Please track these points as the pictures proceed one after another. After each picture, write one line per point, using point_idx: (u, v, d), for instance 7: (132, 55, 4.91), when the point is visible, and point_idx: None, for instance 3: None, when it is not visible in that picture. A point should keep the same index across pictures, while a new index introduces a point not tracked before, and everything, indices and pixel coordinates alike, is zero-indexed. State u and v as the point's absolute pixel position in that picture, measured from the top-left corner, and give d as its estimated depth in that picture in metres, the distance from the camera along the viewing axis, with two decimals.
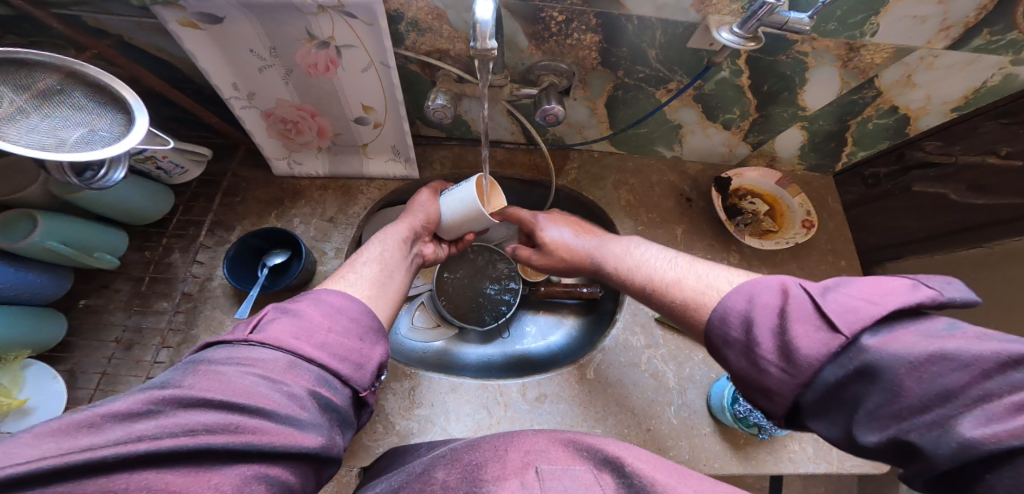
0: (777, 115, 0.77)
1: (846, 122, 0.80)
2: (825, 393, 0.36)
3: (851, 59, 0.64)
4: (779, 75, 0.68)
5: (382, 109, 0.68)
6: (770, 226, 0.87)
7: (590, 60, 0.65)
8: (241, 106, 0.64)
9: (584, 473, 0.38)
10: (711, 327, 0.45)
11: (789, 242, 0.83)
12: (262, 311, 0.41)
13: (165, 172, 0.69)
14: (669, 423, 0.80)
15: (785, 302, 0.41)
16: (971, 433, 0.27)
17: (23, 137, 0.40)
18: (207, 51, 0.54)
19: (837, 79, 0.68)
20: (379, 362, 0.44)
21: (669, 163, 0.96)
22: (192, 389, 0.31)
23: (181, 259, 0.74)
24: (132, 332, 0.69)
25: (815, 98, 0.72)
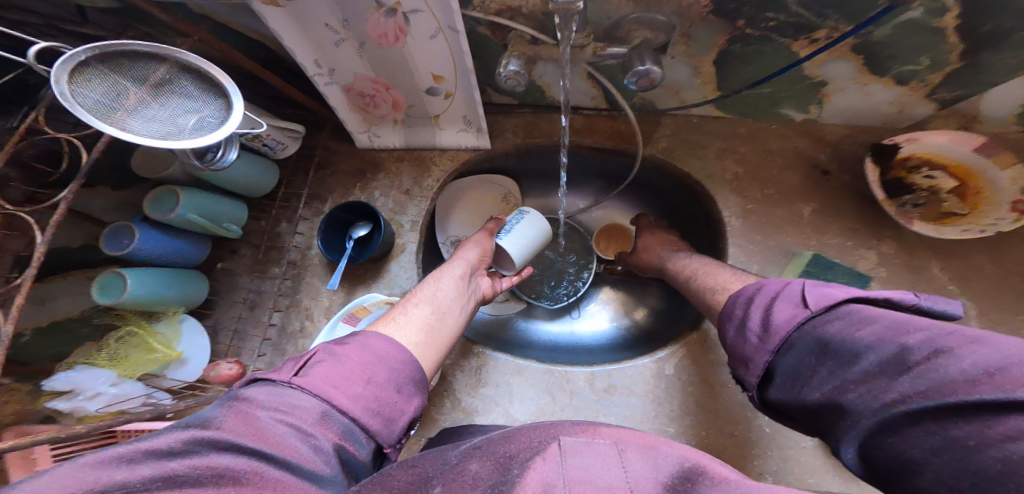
0: (995, 64, 0.54)
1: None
2: (787, 368, 0.42)
3: None
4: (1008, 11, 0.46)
5: (453, 77, 0.64)
6: (955, 208, 0.65)
7: (697, 9, 0.51)
8: (325, 83, 0.65)
9: (607, 447, 0.34)
10: (725, 308, 0.51)
11: (983, 233, 0.60)
12: (311, 351, 0.44)
13: (269, 149, 0.75)
14: (761, 433, 0.71)
15: (783, 286, 0.46)
16: (908, 402, 0.33)
17: (143, 126, 0.41)
18: (286, 28, 0.54)
19: None
20: (411, 418, 0.45)
21: (800, 127, 0.77)
22: (227, 431, 0.33)
23: (287, 229, 0.83)
24: (254, 294, 0.81)
25: None
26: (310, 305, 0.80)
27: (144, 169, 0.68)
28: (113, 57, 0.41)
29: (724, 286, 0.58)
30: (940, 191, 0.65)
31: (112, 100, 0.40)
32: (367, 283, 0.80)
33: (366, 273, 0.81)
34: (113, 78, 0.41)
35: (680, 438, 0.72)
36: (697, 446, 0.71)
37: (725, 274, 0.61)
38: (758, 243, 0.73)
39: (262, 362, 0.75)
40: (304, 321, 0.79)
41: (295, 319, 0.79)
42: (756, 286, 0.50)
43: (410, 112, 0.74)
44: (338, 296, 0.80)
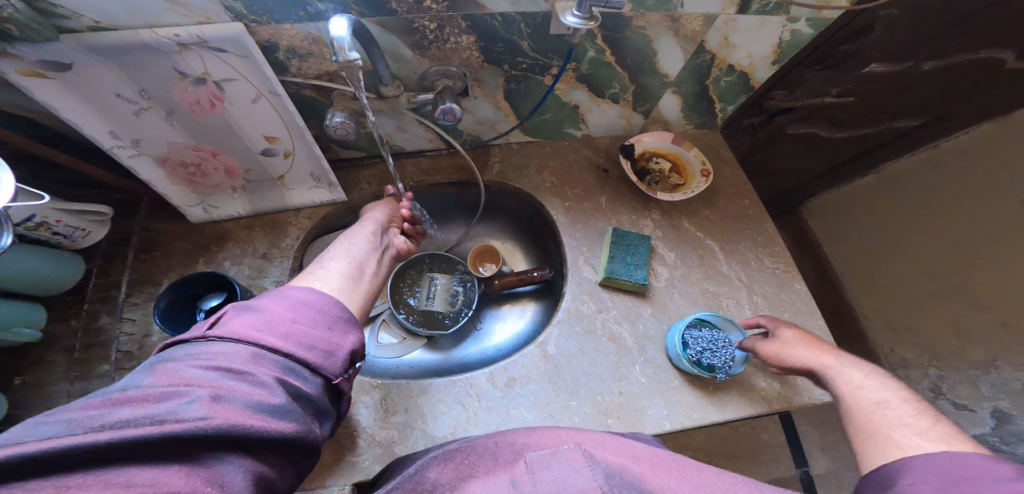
0: (648, 85, 0.85)
1: (704, 84, 0.89)
2: None
3: (678, 28, 0.71)
4: (633, 49, 0.74)
5: (288, 137, 0.69)
6: (677, 182, 0.97)
7: (474, 60, 0.68)
8: (129, 155, 0.63)
9: (572, 453, 0.43)
10: (886, 470, 0.45)
11: (692, 192, 0.93)
12: (223, 310, 0.43)
13: (67, 238, 0.67)
14: (638, 382, 0.84)
15: (971, 472, 0.40)
16: None
17: None
18: (62, 99, 0.52)
19: (676, 47, 0.76)
20: (351, 350, 0.46)
21: (583, 141, 1.03)
22: (155, 384, 0.33)
23: (112, 321, 0.70)
24: (81, 395, 0.65)
25: (670, 64, 0.80)
26: None
27: None
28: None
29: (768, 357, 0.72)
30: (665, 171, 0.98)
31: None
32: None
33: None
34: None
35: (581, 408, 0.81)
36: (596, 408, 0.81)
37: (866, 370, 0.61)
38: (581, 230, 0.96)
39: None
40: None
41: None
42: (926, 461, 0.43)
43: (249, 176, 0.76)
44: None
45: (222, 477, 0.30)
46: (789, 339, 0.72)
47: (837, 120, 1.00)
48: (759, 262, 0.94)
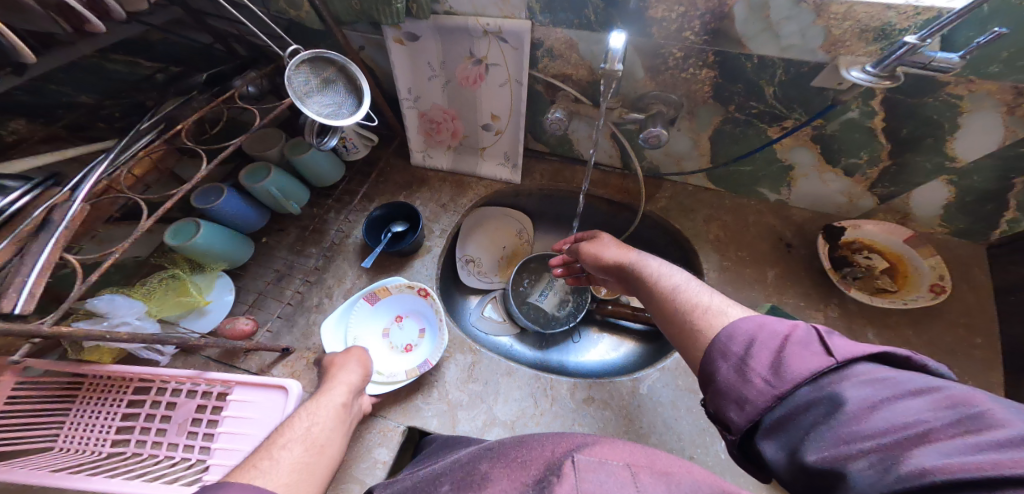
0: (916, 164, 0.72)
1: (1008, 182, 0.69)
2: (786, 416, 0.34)
3: (1019, 104, 0.57)
4: (922, 119, 0.64)
5: (506, 119, 0.81)
6: (887, 285, 0.80)
7: (701, 94, 0.68)
8: (407, 107, 0.84)
9: (620, 470, 0.40)
10: (712, 341, 0.42)
11: (905, 303, 0.76)
12: None
13: (346, 151, 0.92)
14: (716, 457, 0.75)
15: (791, 330, 0.39)
16: (923, 464, 0.26)
17: (313, 104, 0.53)
18: (400, 62, 0.75)
19: (999, 127, 0.61)
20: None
21: (772, 207, 0.94)
22: None
23: (334, 218, 0.93)
24: (288, 266, 0.88)
25: (969, 148, 0.65)
26: (334, 284, 0.87)
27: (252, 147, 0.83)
28: (310, 59, 0.55)
29: (718, 310, 0.47)
30: (875, 270, 0.81)
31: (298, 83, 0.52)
32: (391, 273, 0.89)
33: (392, 266, 0.90)
34: (305, 73, 0.54)
35: None
36: None
37: (716, 295, 0.50)
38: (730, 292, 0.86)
39: (272, 330, 0.81)
40: (323, 297, 0.85)
41: (315, 294, 0.86)
42: (749, 321, 0.42)
43: (465, 142, 0.91)
44: (363, 279, 0.88)
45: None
46: (664, 263, 0.60)
47: None
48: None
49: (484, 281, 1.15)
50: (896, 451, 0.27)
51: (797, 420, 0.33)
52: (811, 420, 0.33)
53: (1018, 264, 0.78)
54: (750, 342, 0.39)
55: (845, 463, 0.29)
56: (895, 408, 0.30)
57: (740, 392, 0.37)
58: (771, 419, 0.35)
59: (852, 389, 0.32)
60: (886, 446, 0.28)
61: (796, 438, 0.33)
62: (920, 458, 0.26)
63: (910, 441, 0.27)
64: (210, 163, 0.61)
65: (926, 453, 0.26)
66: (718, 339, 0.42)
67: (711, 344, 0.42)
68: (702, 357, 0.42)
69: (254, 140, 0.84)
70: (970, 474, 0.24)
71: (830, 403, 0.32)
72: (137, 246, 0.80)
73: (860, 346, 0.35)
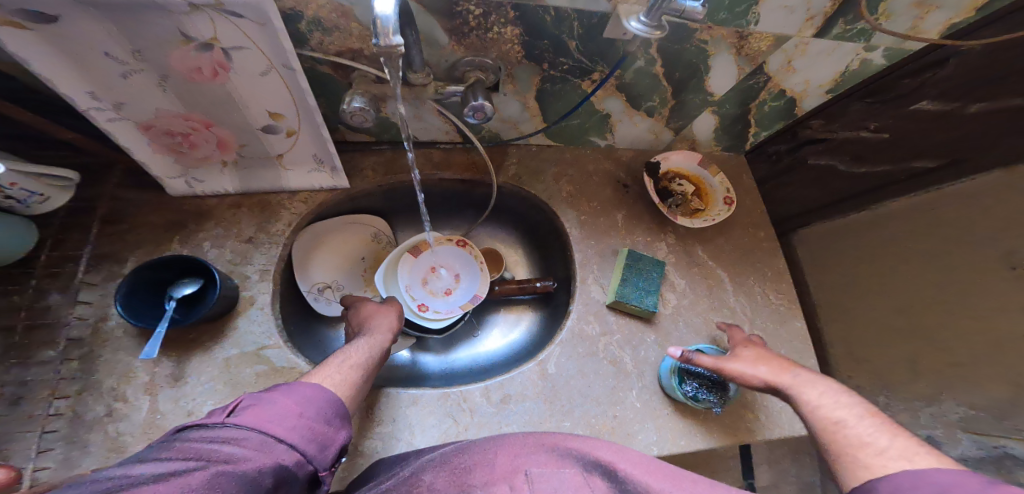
0: (689, 101, 0.80)
1: (746, 106, 0.85)
2: None
3: (742, 46, 0.65)
4: (686, 64, 0.69)
5: (293, 116, 0.63)
6: (698, 205, 0.95)
7: (513, 54, 0.62)
8: (107, 119, 0.55)
9: (574, 476, 0.49)
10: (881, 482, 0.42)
11: (714, 219, 0.91)
12: (236, 397, 0.44)
13: (19, 203, 0.59)
14: (632, 407, 0.81)
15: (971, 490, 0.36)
16: None
17: None
18: (40, 53, 0.44)
19: (733, 65, 0.70)
20: (344, 446, 0.48)
21: (604, 151, 0.99)
22: (172, 456, 0.36)
23: (63, 301, 0.62)
24: (16, 386, 0.56)
25: (720, 84, 0.76)
26: (120, 383, 0.61)
27: None
28: None
29: (903, 455, 0.44)
30: (687, 194, 0.95)
31: None
32: (206, 348, 0.66)
33: (201, 339, 0.66)
34: None
35: (574, 430, 0.78)
36: (588, 432, 0.78)
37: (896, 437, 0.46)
38: (593, 246, 0.92)
39: (53, 463, 0.54)
40: (112, 403, 0.59)
41: (95, 405, 0.59)
42: (942, 477, 0.39)
43: (243, 152, 0.69)
44: (163, 366, 0.63)
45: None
46: (824, 392, 0.57)
47: (859, 154, 0.98)
48: (764, 296, 0.97)
49: None
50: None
51: None
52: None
53: None
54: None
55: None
56: None
57: None
58: None
59: None
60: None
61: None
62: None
63: None
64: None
65: None
66: (890, 481, 0.41)
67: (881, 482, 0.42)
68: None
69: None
70: None
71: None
72: None
73: None
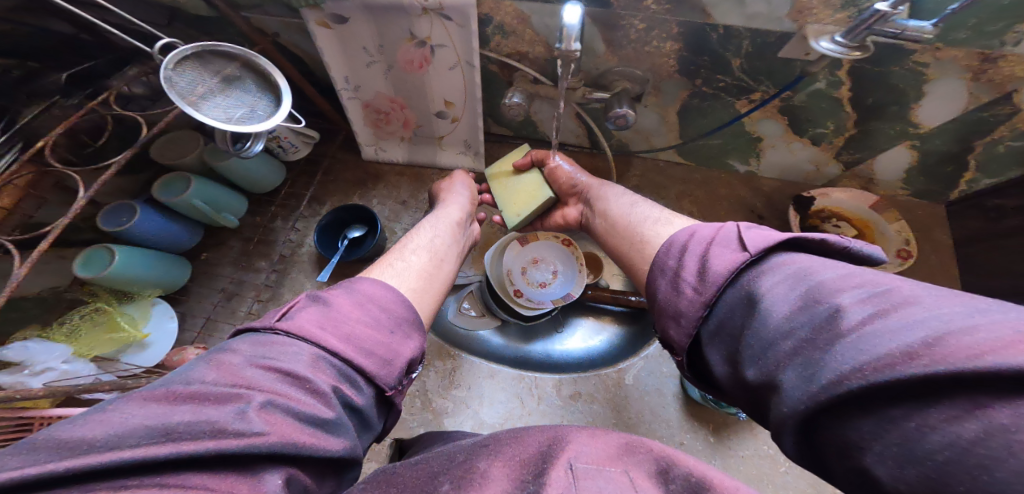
0: (879, 130, 0.70)
1: (969, 144, 0.69)
2: (716, 327, 0.35)
3: (982, 71, 0.56)
4: (887, 87, 0.62)
5: (462, 105, 0.74)
6: None
7: (666, 68, 0.64)
8: (348, 97, 0.75)
9: (620, 476, 0.30)
10: (657, 257, 0.43)
11: (880, 271, 0.77)
12: (293, 299, 0.39)
13: (283, 151, 0.83)
14: (703, 441, 0.77)
15: (703, 251, 0.39)
16: (842, 369, 0.24)
17: (212, 113, 0.47)
18: (330, 47, 0.65)
19: (962, 92, 0.60)
20: (409, 359, 0.40)
21: (742, 178, 0.92)
22: (207, 376, 0.29)
23: (282, 226, 0.84)
24: (236, 285, 0.79)
25: (930, 115, 0.65)
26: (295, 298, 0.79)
27: (163, 154, 0.72)
28: (197, 52, 0.49)
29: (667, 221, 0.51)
30: None
31: (190, 87, 0.47)
32: None
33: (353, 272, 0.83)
34: (194, 72, 0.48)
35: None
36: None
37: (660, 214, 0.54)
38: None
39: None
40: None
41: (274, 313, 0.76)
42: (685, 232, 0.44)
43: (418, 131, 0.84)
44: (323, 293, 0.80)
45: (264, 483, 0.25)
46: (637, 203, 0.60)
47: None
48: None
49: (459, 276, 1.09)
50: (840, 343, 0.25)
51: (730, 324, 0.34)
52: (736, 324, 0.33)
53: (975, 218, 0.82)
54: (683, 251, 0.41)
55: (779, 373, 0.28)
56: (812, 301, 0.29)
57: (675, 305, 0.38)
58: (707, 328, 0.35)
59: (771, 287, 0.32)
60: (812, 347, 0.27)
61: (730, 348, 0.33)
62: (882, 328, 0.24)
63: (828, 336, 0.26)
64: (83, 188, 0.50)
65: (859, 344, 0.24)
66: (659, 255, 0.43)
67: (654, 260, 0.43)
68: (648, 271, 0.44)
69: (160, 150, 0.72)
70: (887, 375, 0.22)
71: (750, 301, 0.33)
72: (50, 276, 0.66)
73: (777, 235, 0.36)
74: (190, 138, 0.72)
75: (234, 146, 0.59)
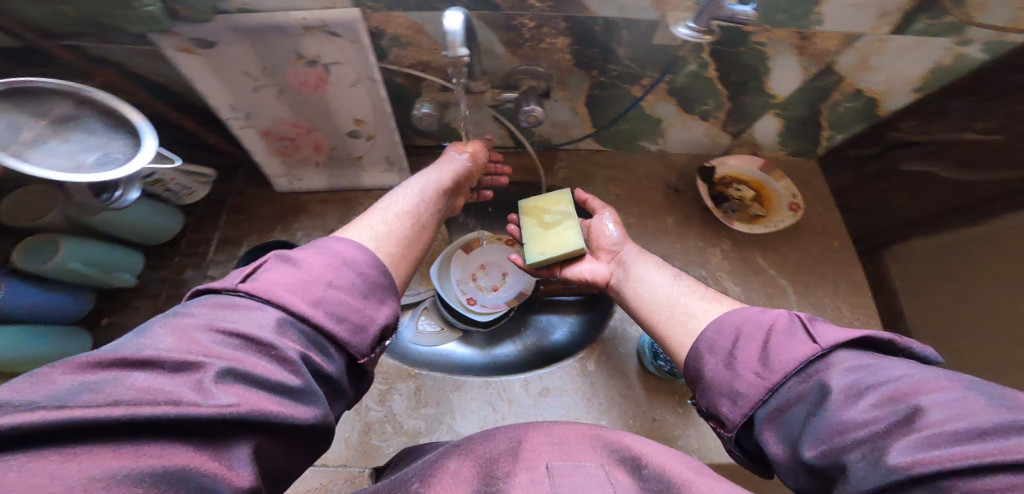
0: (748, 104, 0.79)
1: (816, 108, 0.81)
2: (773, 411, 0.38)
3: (805, 47, 0.64)
4: (741, 66, 0.69)
5: (373, 121, 0.73)
6: (757, 211, 0.90)
7: (565, 62, 0.66)
8: (239, 125, 0.71)
9: (595, 470, 0.37)
10: (701, 338, 0.47)
11: (776, 226, 0.86)
12: (262, 259, 0.40)
13: (174, 195, 0.74)
14: (673, 412, 0.80)
15: (765, 337, 0.42)
16: (908, 457, 0.27)
17: (44, 158, 0.48)
18: (202, 73, 0.61)
19: (797, 66, 0.69)
20: (381, 327, 0.42)
21: (657, 157, 0.99)
22: (170, 343, 0.30)
23: (195, 275, 0.77)
24: None
25: (782, 86, 0.74)
26: None
27: (14, 217, 0.61)
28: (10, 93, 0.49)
29: (692, 306, 0.53)
30: (745, 199, 0.91)
31: (11, 134, 0.47)
32: None
33: None
34: (14, 116, 0.48)
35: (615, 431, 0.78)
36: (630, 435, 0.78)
37: (685, 290, 0.56)
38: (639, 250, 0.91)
39: None
40: None
41: None
42: (738, 316, 0.46)
43: (333, 154, 0.80)
44: None
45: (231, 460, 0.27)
46: (657, 271, 0.63)
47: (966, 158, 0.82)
48: (836, 310, 0.84)
49: (410, 294, 1.04)
50: (908, 436, 0.29)
51: (791, 412, 0.36)
52: (793, 409, 0.37)
53: None
54: (738, 334, 0.44)
55: (845, 455, 0.31)
56: (887, 394, 0.32)
57: (732, 384, 0.41)
58: (764, 412, 0.38)
59: (840, 377, 0.35)
60: (876, 434, 0.30)
61: (789, 429, 0.36)
62: (955, 432, 0.27)
63: (904, 428, 0.29)
64: None
65: (926, 442, 0.28)
66: (709, 333, 0.47)
67: (700, 339, 0.47)
68: (691, 349, 0.47)
69: (9, 210, 0.61)
70: (957, 464, 0.26)
71: (812, 388, 0.36)
72: None
73: (843, 331, 0.38)
74: (50, 193, 0.63)
75: (101, 199, 0.55)
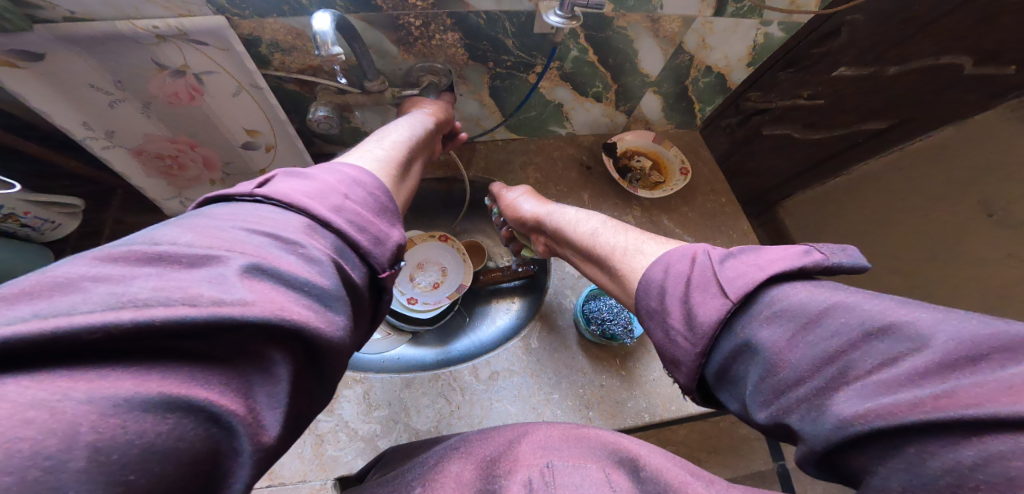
0: (630, 84, 0.87)
1: (683, 84, 0.91)
2: (722, 374, 0.43)
3: (657, 29, 0.72)
4: (615, 49, 0.76)
5: (269, 131, 0.72)
6: (657, 179, 1.01)
7: (459, 57, 0.69)
8: (102, 147, 0.65)
9: (596, 471, 0.38)
10: (639, 298, 0.52)
11: (672, 189, 0.97)
12: (269, 174, 0.39)
13: (35, 230, 0.64)
14: (617, 375, 0.87)
15: (683, 290, 0.47)
16: (846, 413, 0.32)
17: None
18: (39, 92, 0.55)
19: (656, 47, 0.77)
20: (398, 244, 0.42)
21: (567, 139, 1.05)
22: (186, 240, 0.29)
23: None
24: None
25: (652, 64, 0.82)
26: None
27: None
28: None
29: (636, 249, 0.60)
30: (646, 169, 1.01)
31: None
32: None
33: None
34: None
35: (563, 400, 0.84)
36: (577, 400, 0.84)
37: (632, 237, 0.64)
38: None
39: None
40: None
41: None
42: (666, 256, 0.53)
43: (229, 170, 0.77)
44: None
45: (258, 380, 0.26)
46: (579, 215, 0.75)
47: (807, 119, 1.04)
48: None
49: None
50: (847, 387, 0.33)
51: (736, 373, 0.41)
52: (739, 369, 0.41)
53: None
54: (663, 293, 0.49)
55: (789, 416, 0.36)
56: (819, 343, 0.36)
57: (672, 353, 0.46)
58: (714, 376, 0.43)
59: (767, 332, 0.39)
60: (819, 391, 0.34)
61: (740, 390, 0.41)
62: (884, 380, 0.31)
63: (839, 381, 0.34)
64: None
65: (864, 392, 0.32)
66: (641, 298, 0.52)
67: (638, 305, 0.52)
68: (637, 314, 0.52)
69: None
70: (884, 418, 0.30)
71: (747, 351, 0.40)
72: None
73: (753, 272, 0.43)
74: None
75: None
